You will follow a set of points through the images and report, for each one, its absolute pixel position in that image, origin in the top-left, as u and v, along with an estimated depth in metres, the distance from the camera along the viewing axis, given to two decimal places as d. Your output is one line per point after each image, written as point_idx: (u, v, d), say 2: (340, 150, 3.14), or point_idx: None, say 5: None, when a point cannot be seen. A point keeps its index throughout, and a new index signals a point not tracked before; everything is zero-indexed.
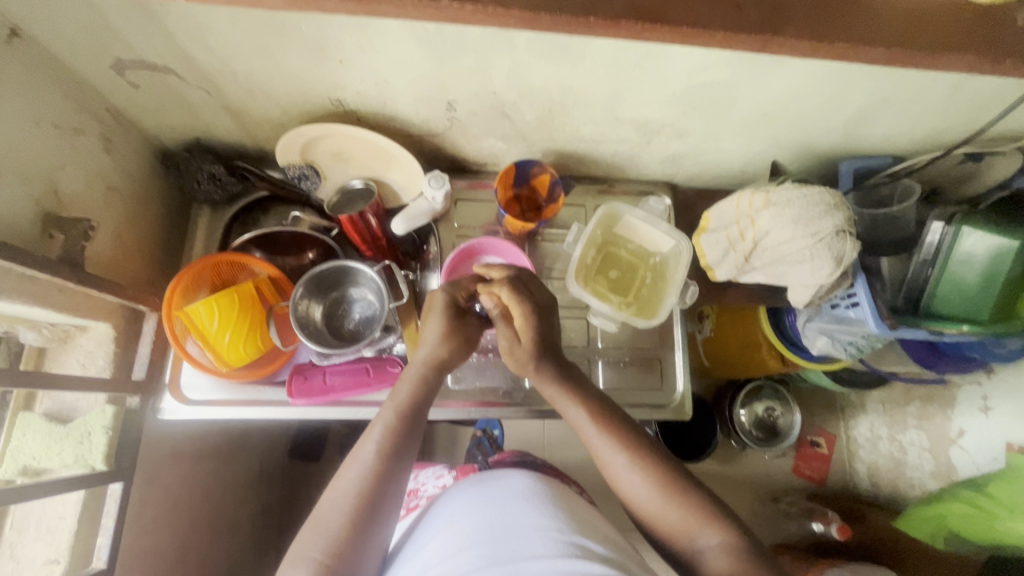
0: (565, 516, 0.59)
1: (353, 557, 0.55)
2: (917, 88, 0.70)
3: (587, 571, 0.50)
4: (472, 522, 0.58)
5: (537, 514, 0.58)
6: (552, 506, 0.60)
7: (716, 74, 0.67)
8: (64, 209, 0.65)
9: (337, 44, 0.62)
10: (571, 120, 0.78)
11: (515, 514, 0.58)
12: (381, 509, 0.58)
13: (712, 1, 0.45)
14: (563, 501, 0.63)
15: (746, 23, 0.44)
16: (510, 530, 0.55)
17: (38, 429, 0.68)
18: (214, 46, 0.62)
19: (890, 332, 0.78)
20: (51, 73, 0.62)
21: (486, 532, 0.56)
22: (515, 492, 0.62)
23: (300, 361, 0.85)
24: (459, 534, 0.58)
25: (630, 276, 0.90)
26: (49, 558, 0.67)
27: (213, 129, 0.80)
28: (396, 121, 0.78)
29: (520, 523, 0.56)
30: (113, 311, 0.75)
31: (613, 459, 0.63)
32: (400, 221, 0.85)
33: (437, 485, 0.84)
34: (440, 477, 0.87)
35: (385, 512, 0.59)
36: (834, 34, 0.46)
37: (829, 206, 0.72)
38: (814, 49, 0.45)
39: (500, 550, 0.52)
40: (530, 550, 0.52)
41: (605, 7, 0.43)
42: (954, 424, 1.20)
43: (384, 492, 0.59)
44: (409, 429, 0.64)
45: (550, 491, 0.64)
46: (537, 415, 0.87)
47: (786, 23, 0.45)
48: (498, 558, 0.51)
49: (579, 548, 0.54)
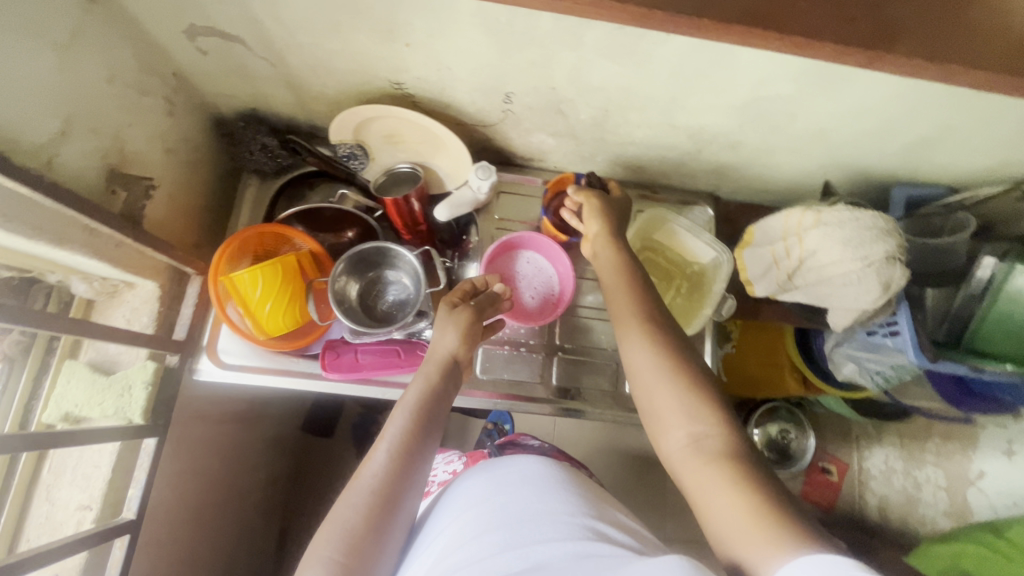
0: (578, 499, 0.60)
1: (374, 546, 0.57)
2: (985, 119, 0.68)
3: (598, 553, 0.51)
4: (484, 508, 0.59)
5: (550, 497, 0.59)
6: (563, 489, 0.61)
7: (780, 87, 0.66)
8: (127, 168, 0.67)
9: (407, 27, 0.62)
10: (626, 122, 0.78)
11: (526, 498, 0.59)
12: (401, 502, 0.59)
13: (805, 13, 0.44)
14: (576, 485, 0.63)
15: (837, 38, 0.44)
16: (522, 514, 0.56)
17: (83, 378, 0.70)
18: (286, 18, 0.63)
19: (929, 364, 0.77)
20: (127, 33, 0.64)
21: (498, 518, 0.56)
22: (527, 476, 0.62)
23: (332, 337, 0.86)
24: (472, 519, 0.58)
25: (665, 285, 0.90)
26: (82, 504, 0.69)
27: (270, 101, 0.81)
28: (451, 108, 0.78)
29: (531, 507, 0.57)
30: (160, 271, 0.76)
31: (631, 343, 0.65)
32: (444, 209, 0.86)
33: (447, 471, 0.85)
34: (451, 462, 0.88)
35: (406, 502, 0.60)
36: (924, 56, 0.45)
37: (882, 230, 0.71)
38: (902, 69, 0.44)
39: (514, 536, 0.53)
40: (543, 535, 0.53)
41: (704, 11, 0.43)
42: (975, 466, 1.25)
43: (405, 483, 0.60)
44: (433, 418, 0.65)
45: (563, 475, 0.64)
46: (563, 413, 0.87)
47: (876, 41, 0.44)
48: (511, 544, 0.52)
49: (591, 531, 0.54)
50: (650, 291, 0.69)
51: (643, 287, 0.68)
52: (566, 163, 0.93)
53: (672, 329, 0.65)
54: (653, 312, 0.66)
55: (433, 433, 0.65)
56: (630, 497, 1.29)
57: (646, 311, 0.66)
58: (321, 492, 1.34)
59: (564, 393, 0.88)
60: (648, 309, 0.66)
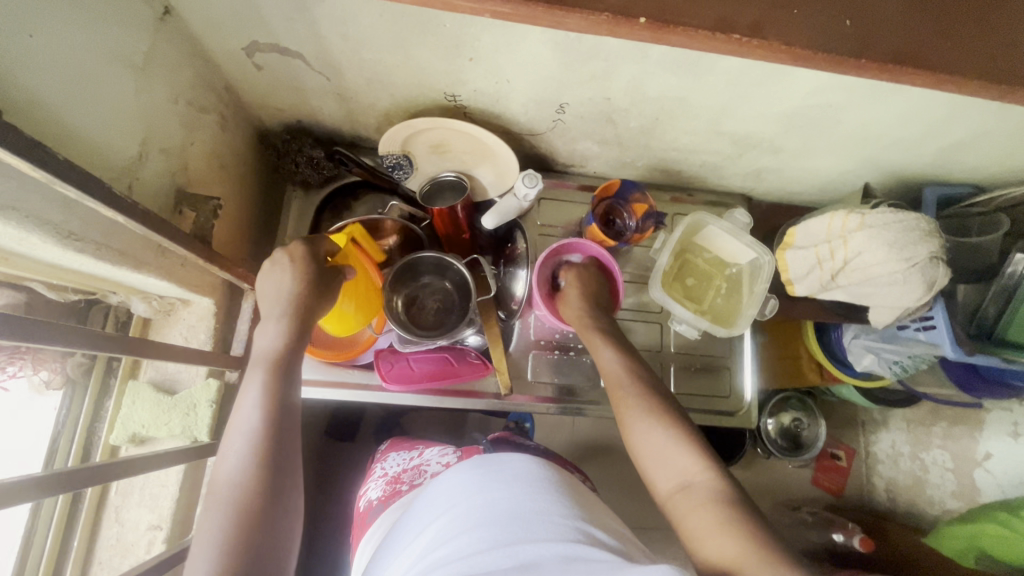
0: (569, 500, 0.62)
1: (254, 532, 0.52)
2: (1020, 124, 0.71)
3: (588, 554, 0.52)
4: (458, 510, 0.60)
5: (542, 496, 0.60)
6: (555, 490, 0.62)
7: (830, 96, 0.69)
8: (191, 185, 0.66)
9: (473, 42, 0.63)
10: (673, 129, 0.80)
11: (514, 497, 0.60)
12: (278, 487, 0.55)
13: (911, 40, 0.46)
14: (565, 487, 0.64)
15: (942, 63, 0.46)
16: (512, 513, 0.57)
17: (147, 398, 0.70)
18: (352, 35, 0.63)
19: (965, 358, 0.81)
20: (189, 51, 0.63)
21: (473, 516, 0.57)
22: (519, 475, 0.64)
23: (380, 346, 0.87)
24: (446, 524, 0.60)
25: (705, 286, 0.93)
26: (152, 524, 0.69)
27: (317, 113, 0.81)
28: (502, 118, 0.79)
29: (523, 506, 0.58)
30: (216, 287, 0.76)
31: (626, 407, 0.68)
32: (491, 217, 0.87)
33: (441, 463, 0.83)
34: (445, 454, 0.86)
35: (287, 486, 0.56)
36: (1018, 76, 0.47)
37: (925, 232, 0.74)
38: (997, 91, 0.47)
39: (503, 533, 0.54)
40: (535, 535, 0.54)
41: (815, 41, 0.45)
42: (982, 446, 1.25)
43: (276, 467, 0.56)
44: (282, 397, 0.61)
45: (554, 475, 0.66)
46: (564, 411, 0.89)
47: (981, 65, 0.47)
48: (500, 541, 0.54)
49: (583, 534, 0.56)
50: (637, 359, 0.74)
51: (631, 360, 0.74)
52: (605, 168, 0.94)
53: (663, 393, 0.69)
54: (641, 375, 0.71)
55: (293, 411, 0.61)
56: None
57: (631, 367, 0.73)
58: (348, 497, 1.34)
59: (612, 394, 0.90)
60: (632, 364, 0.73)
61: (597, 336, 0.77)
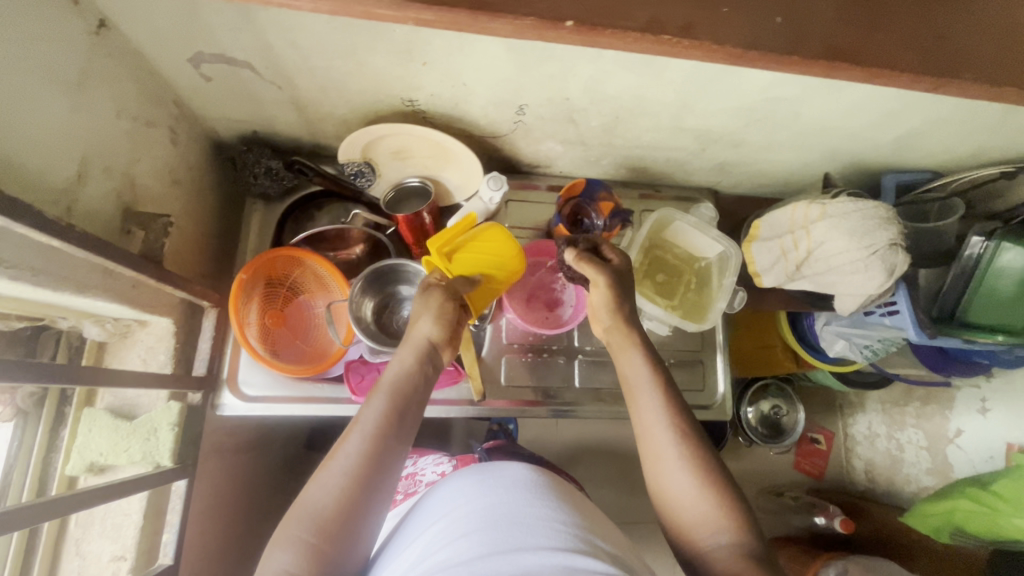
0: (566, 506, 0.59)
1: (347, 534, 0.53)
2: (971, 112, 0.73)
3: (586, 565, 0.51)
4: (460, 513, 0.57)
5: (537, 502, 0.58)
6: (551, 494, 0.60)
7: (788, 89, 0.69)
8: (140, 203, 0.64)
9: (427, 48, 0.62)
10: (636, 127, 0.80)
11: (512, 503, 0.57)
12: (377, 492, 0.55)
13: (860, 35, 0.47)
14: (563, 491, 0.62)
15: (893, 58, 0.47)
16: (509, 518, 0.55)
17: (104, 425, 0.67)
18: (301, 43, 0.61)
19: (928, 341, 0.83)
20: (131, 64, 0.61)
21: (476, 522, 0.54)
22: (515, 480, 0.61)
23: (351, 357, 0.86)
24: (446, 530, 0.56)
25: (675, 281, 0.93)
26: (116, 555, 0.67)
27: (273, 123, 0.79)
28: (463, 122, 0.78)
29: (520, 512, 0.56)
30: (175, 306, 0.74)
31: (658, 439, 0.62)
32: (457, 222, 0.86)
33: (436, 472, 0.86)
34: (440, 464, 0.89)
35: (385, 490, 0.56)
36: (969, 68, 0.47)
37: (883, 220, 0.75)
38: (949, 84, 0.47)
39: (499, 539, 0.52)
40: (531, 543, 0.52)
41: (768, 41, 0.45)
42: (953, 424, 1.26)
43: (380, 470, 0.56)
44: (409, 407, 0.61)
45: (548, 479, 0.64)
46: (554, 413, 0.89)
47: (933, 58, 0.47)
48: (498, 548, 0.52)
49: (582, 541, 0.54)
50: (674, 388, 0.66)
51: (665, 384, 0.65)
52: (572, 168, 0.94)
53: (702, 430, 0.63)
54: (679, 406, 0.64)
55: (415, 419, 0.61)
56: (640, 485, 1.33)
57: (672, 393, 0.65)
58: None
59: (588, 394, 0.90)
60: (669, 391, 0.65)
61: (628, 342, 0.69)
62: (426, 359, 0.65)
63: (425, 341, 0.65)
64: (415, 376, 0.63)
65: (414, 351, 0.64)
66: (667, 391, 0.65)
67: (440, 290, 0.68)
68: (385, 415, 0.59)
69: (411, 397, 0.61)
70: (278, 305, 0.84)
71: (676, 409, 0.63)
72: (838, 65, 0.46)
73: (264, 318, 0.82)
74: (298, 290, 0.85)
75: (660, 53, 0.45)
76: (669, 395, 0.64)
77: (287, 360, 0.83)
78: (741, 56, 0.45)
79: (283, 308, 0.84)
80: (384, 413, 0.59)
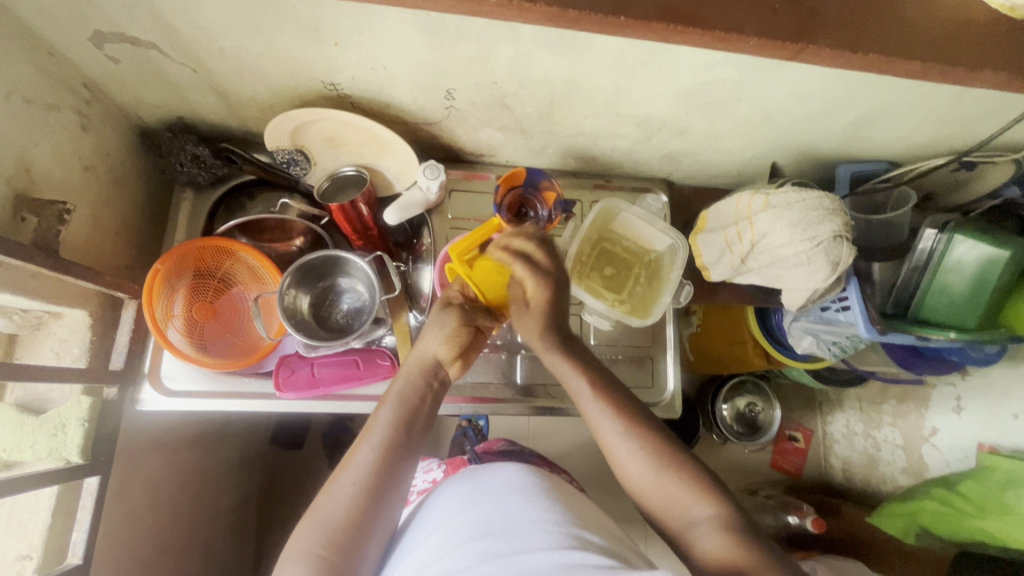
0: (562, 507, 0.59)
1: (355, 544, 0.57)
2: (919, 97, 0.69)
3: (585, 561, 0.49)
4: (458, 520, 0.58)
5: (532, 504, 0.58)
6: (545, 498, 0.60)
7: (723, 73, 0.66)
8: (37, 190, 0.62)
9: (333, 27, 0.59)
10: (573, 113, 0.76)
11: (511, 505, 0.58)
12: (384, 502, 0.59)
13: (748, 6, 0.44)
14: (558, 494, 0.62)
15: (780, 30, 0.44)
16: (506, 523, 0.55)
17: (8, 420, 0.65)
18: (200, 21, 0.58)
19: (879, 337, 0.79)
20: (23, 45, 0.58)
21: (470, 528, 0.56)
22: (510, 484, 0.61)
23: (285, 351, 0.82)
24: (443, 536, 0.57)
25: (624, 274, 0.89)
26: (21, 554, 0.65)
27: (198, 109, 0.76)
28: (391, 108, 0.75)
29: (517, 515, 0.56)
30: (90, 298, 0.72)
31: (613, 442, 0.64)
32: (393, 212, 0.82)
33: (427, 480, 0.84)
34: (430, 471, 0.87)
35: (392, 499, 0.60)
36: (871, 45, 0.44)
37: (828, 210, 0.71)
38: (851, 62, 0.44)
39: (497, 544, 0.52)
40: (529, 545, 0.52)
41: (637, 8, 0.42)
42: (928, 422, 1.17)
43: (387, 483, 0.60)
44: (413, 420, 0.64)
45: (544, 481, 0.63)
46: (536, 412, 0.86)
47: (821, 30, 0.44)
48: (495, 554, 0.51)
49: (577, 540, 0.53)
50: (614, 382, 0.69)
51: (606, 386, 0.68)
52: (517, 157, 0.91)
53: (649, 421, 0.66)
54: (624, 403, 0.66)
55: (422, 431, 0.65)
56: (607, 483, 1.30)
57: (611, 396, 0.67)
58: (293, 505, 1.30)
59: (531, 390, 0.88)
60: (606, 389, 0.67)
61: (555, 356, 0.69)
62: (429, 376, 0.68)
63: (431, 357, 0.68)
64: (419, 391, 0.67)
65: (418, 367, 0.68)
66: (609, 391, 0.67)
67: (457, 311, 0.70)
68: (390, 429, 0.63)
69: (417, 411, 0.65)
70: (207, 297, 0.80)
71: (622, 406, 0.66)
72: (668, 27, 0.42)
73: (190, 311, 0.78)
74: (230, 282, 0.81)
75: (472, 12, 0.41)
76: (612, 397, 0.67)
77: (214, 354, 0.78)
78: (563, 17, 0.42)
79: (213, 301, 0.80)
80: (389, 426, 0.63)
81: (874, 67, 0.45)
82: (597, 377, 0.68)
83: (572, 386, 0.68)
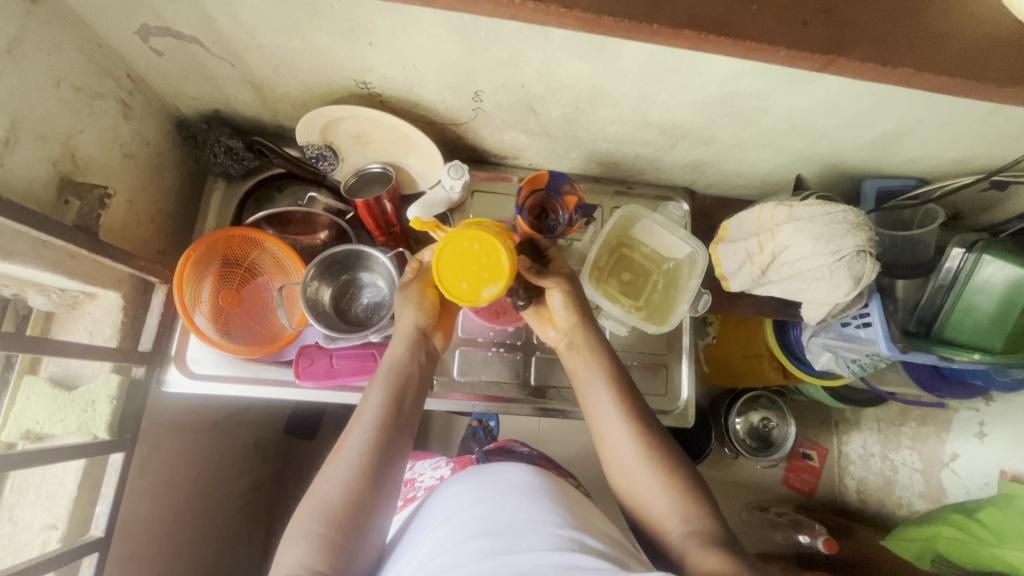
0: (563, 510, 0.59)
1: (360, 529, 0.56)
2: (950, 114, 0.68)
3: (583, 564, 0.50)
4: (459, 517, 0.58)
5: (535, 506, 0.58)
6: (548, 499, 0.60)
7: (750, 83, 0.66)
8: (80, 174, 0.66)
9: (368, 26, 0.61)
10: (597, 118, 0.77)
11: (514, 506, 0.58)
12: (385, 479, 0.59)
13: (777, 13, 0.44)
14: (560, 493, 0.63)
15: (810, 41, 0.44)
16: (509, 523, 0.55)
17: (42, 394, 0.69)
18: (242, 18, 0.61)
19: (900, 355, 0.77)
20: (75, 37, 0.61)
21: (470, 525, 0.56)
22: (514, 484, 0.62)
23: (306, 342, 0.84)
24: (447, 532, 0.58)
25: (642, 281, 0.89)
26: (47, 524, 0.69)
27: (233, 103, 0.79)
28: (420, 106, 0.77)
29: (519, 516, 0.56)
30: (123, 280, 0.74)
31: (621, 454, 0.63)
32: (416, 208, 0.84)
33: (434, 476, 0.84)
34: (437, 468, 0.87)
35: (388, 481, 0.60)
36: (895, 58, 0.44)
37: (851, 224, 0.71)
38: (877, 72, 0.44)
39: (499, 544, 0.53)
40: (529, 545, 0.52)
41: (667, 15, 0.43)
42: (948, 446, 1.14)
43: (381, 464, 0.59)
44: (404, 397, 0.65)
45: (546, 482, 0.64)
46: (540, 413, 0.87)
47: (851, 42, 0.44)
48: (496, 551, 0.52)
49: (576, 542, 0.54)
50: (635, 398, 0.66)
51: (633, 403, 0.66)
52: (541, 160, 0.92)
53: (658, 430, 0.65)
54: (635, 411, 0.65)
55: (412, 411, 0.65)
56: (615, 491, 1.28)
57: (634, 410, 0.65)
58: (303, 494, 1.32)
59: (544, 391, 0.88)
60: (627, 395, 0.66)
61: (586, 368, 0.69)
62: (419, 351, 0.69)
63: (414, 329, 0.69)
64: (409, 368, 0.67)
65: (406, 348, 0.68)
66: (628, 403, 0.66)
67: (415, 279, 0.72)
68: (381, 409, 0.63)
69: (407, 392, 0.65)
70: (234, 285, 0.82)
71: (634, 415, 0.64)
72: (700, 35, 0.43)
73: (217, 297, 0.80)
74: (255, 271, 0.83)
75: (509, 17, 0.43)
76: (634, 412, 0.65)
77: (238, 341, 0.81)
78: (597, 22, 0.43)
79: (239, 289, 0.82)
80: (379, 406, 0.63)
81: (900, 78, 0.45)
82: (619, 380, 0.67)
83: (589, 388, 0.68)
